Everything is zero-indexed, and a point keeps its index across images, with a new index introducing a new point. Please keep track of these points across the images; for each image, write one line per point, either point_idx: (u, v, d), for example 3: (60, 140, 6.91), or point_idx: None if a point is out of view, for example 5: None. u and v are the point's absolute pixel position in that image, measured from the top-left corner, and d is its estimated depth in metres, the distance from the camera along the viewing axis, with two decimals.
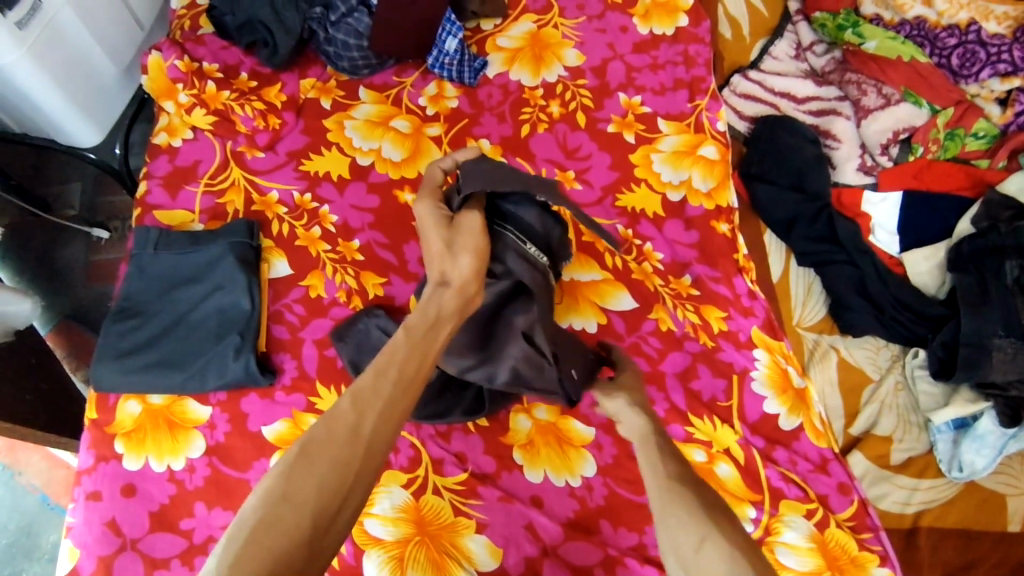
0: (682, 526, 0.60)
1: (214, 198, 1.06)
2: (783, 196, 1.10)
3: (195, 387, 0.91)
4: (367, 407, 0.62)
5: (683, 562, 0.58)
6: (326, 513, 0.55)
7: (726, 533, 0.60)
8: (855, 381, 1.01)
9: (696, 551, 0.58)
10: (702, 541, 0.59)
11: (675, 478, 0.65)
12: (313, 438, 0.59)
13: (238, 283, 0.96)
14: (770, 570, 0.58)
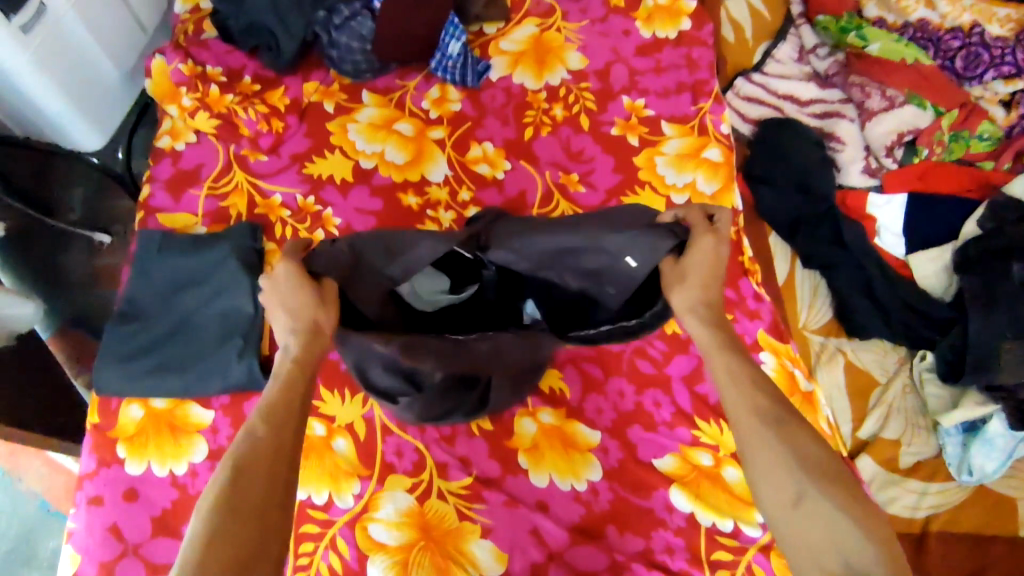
0: (778, 480, 0.61)
1: (217, 202, 1.05)
2: (788, 198, 1.10)
3: (199, 390, 0.90)
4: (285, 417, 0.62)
5: (784, 515, 0.60)
6: (269, 514, 0.57)
7: (828, 490, 0.59)
8: (862, 384, 1.00)
9: (795, 505, 0.60)
10: (800, 495, 0.60)
11: (763, 417, 0.64)
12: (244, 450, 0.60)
13: (240, 286, 0.95)
14: (875, 514, 0.59)
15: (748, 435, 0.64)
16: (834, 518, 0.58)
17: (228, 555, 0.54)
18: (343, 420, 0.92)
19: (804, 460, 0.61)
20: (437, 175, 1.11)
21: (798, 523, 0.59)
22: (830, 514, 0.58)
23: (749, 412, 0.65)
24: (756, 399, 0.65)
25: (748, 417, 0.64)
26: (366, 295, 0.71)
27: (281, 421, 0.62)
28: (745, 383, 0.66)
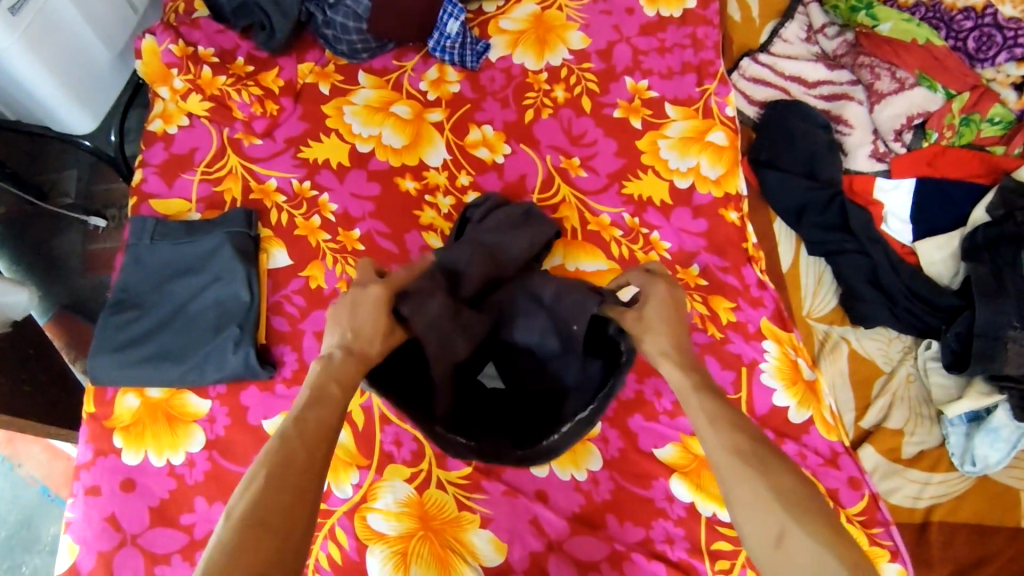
0: (759, 518, 0.60)
1: (211, 186, 1.03)
2: (794, 183, 1.07)
3: (195, 379, 0.89)
4: (317, 432, 0.63)
5: (766, 557, 0.59)
6: (297, 530, 0.58)
7: (809, 527, 0.59)
8: (865, 372, 0.99)
9: (777, 545, 0.58)
10: (781, 533, 0.59)
11: (737, 452, 0.64)
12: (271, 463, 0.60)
13: (236, 273, 0.94)
14: (858, 552, 0.57)
15: (729, 474, 0.63)
16: (817, 558, 0.57)
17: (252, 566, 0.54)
18: None
19: (787, 497, 0.61)
20: (435, 159, 1.09)
21: (781, 564, 0.58)
22: (815, 553, 0.57)
23: (728, 451, 0.64)
24: (733, 439, 0.65)
25: (727, 456, 0.64)
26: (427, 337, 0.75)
27: (314, 435, 0.63)
28: (723, 424, 0.66)
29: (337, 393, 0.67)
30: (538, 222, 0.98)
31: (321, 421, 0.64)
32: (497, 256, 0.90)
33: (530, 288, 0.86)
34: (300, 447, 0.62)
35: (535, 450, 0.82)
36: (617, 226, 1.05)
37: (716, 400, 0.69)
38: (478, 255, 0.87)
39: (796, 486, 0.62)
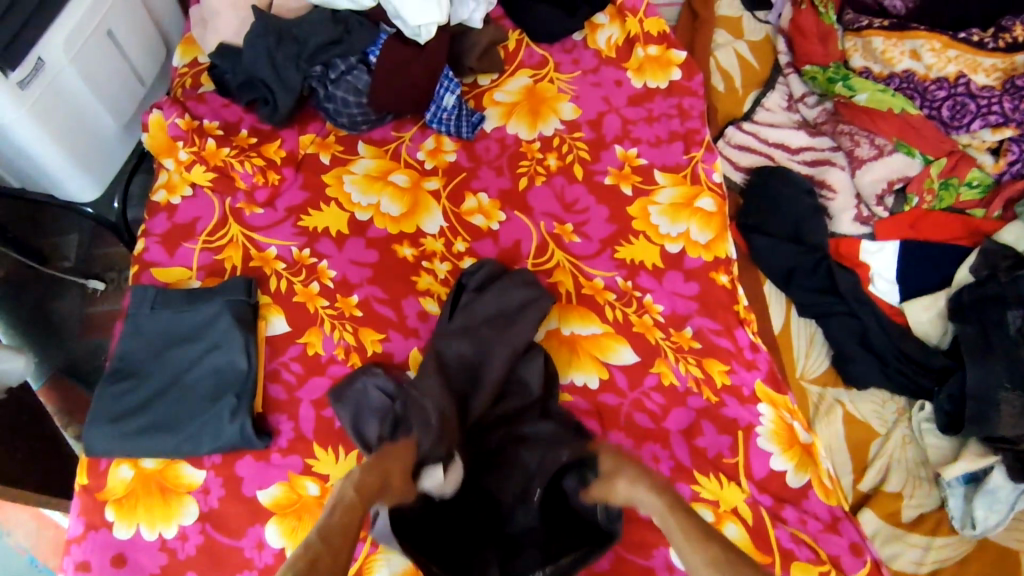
0: None
1: (212, 255, 1.05)
2: (783, 248, 1.10)
3: (190, 451, 0.89)
4: (341, 538, 0.70)
5: None
6: None
7: None
8: (861, 435, 0.99)
9: None
10: None
11: (711, 560, 0.74)
12: (302, 563, 0.66)
13: (234, 341, 0.94)
14: None
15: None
16: None
17: None
18: (336, 480, 0.91)
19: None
20: (432, 227, 1.11)
21: None
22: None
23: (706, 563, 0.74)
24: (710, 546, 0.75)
25: (704, 563, 0.74)
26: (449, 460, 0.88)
27: (340, 540, 0.70)
28: (698, 537, 0.76)
29: (351, 501, 0.74)
30: (531, 309, 1.00)
31: (345, 527, 0.71)
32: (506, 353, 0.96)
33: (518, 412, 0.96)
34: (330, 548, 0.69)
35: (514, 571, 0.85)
36: (610, 290, 1.07)
37: (687, 518, 0.78)
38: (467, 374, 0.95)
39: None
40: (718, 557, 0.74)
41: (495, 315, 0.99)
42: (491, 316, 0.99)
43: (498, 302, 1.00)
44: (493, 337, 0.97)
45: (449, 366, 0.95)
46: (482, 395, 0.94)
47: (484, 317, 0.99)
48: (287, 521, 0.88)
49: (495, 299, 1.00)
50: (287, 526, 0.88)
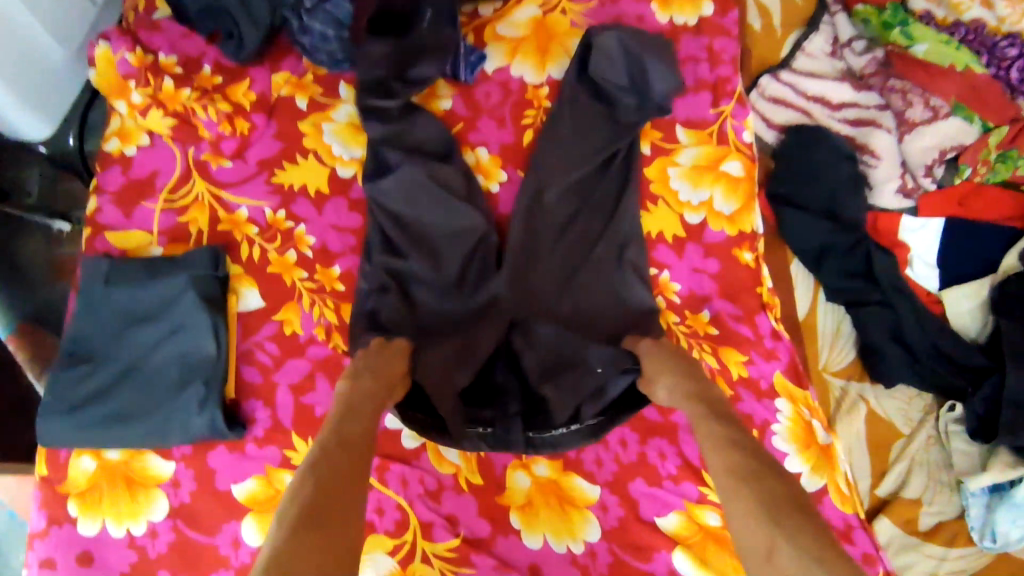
0: (748, 536, 0.60)
1: (175, 216, 0.94)
2: (813, 223, 0.99)
3: (156, 442, 0.82)
4: (368, 411, 0.72)
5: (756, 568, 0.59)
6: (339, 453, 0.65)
7: (794, 536, 0.57)
8: (883, 435, 0.92)
9: (766, 558, 0.58)
10: (770, 550, 0.58)
11: (731, 424, 0.70)
12: (343, 403, 0.72)
13: (201, 324, 0.85)
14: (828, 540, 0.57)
15: (727, 489, 0.65)
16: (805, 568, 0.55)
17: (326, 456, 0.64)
18: None
19: (815, 549, 0.56)
20: None
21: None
22: (803, 564, 0.55)
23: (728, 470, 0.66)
24: (727, 432, 0.69)
25: (726, 474, 0.66)
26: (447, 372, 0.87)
27: (365, 415, 0.71)
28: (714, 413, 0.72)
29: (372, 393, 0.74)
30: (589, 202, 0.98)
31: (361, 421, 0.70)
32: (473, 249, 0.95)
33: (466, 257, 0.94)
34: (337, 457, 0.64)
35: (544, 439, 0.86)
36: None
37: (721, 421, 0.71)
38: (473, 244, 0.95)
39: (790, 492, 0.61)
40: (752, 453, 0.66)
41: (545, 208, 0.97)
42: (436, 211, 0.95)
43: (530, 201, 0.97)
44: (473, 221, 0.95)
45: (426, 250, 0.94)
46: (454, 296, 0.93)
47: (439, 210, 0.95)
48: (265, 519, 0.82)
49: (551, 148, 0.99)
50: (265, 523, 0.82)
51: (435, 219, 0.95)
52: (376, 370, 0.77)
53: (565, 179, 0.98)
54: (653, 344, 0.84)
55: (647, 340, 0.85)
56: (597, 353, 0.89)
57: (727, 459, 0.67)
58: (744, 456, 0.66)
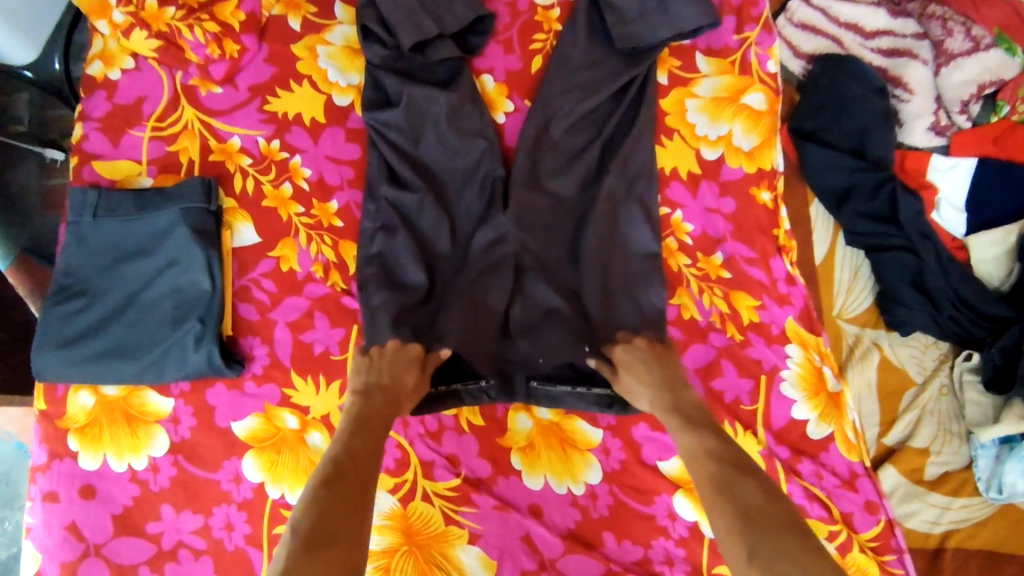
0: (727, 548, 0.62)
1: (164, 145, 0.90)
2: (838, 161, 0.93)
3: (154, 379, 0.80)
4: (377, 428, 0.72)
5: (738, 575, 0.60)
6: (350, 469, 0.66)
7: (777, 543, 0.60)
8: (895, 383, 0.89)
9: (748, 562, 0.59)
10: (751, 554, 0.60)
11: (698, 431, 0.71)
12: (354, 419, 0.72)
13: (194, 259, 0.82)
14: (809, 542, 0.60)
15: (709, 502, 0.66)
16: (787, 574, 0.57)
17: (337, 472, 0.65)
18: (317, 412, 0.84)
19: (794, 558, 0.58)
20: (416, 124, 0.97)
21: None
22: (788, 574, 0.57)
23: (704, 484, 0.67)
24: (709, 442, 0.70)
25: (706, 488, 0.67)
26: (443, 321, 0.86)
27: (375, 434, 0.71)
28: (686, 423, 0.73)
29: (382, 407, 0.74)
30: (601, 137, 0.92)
31: (369, 439, 0.71)
32: (487, 187, 0.91)
33: (474, 197, 0.91)
34: (346, 481, 0.65)
35: (543, 392, 0.85)
36: None
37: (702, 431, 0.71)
38: (476, 180, 0.91)
39: (772, 506, 0.63)
40: (735, 465, 0.67)
41: (554, 144, 0.92)
42: (445, 147, 0.91)
43: (536, 141, 0.91)
44: (483, 161, 0.91)
45: (432, 183, 0.91)
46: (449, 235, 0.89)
47: (445, 146, 0.91)
48: (265, 455, 0.82)
49: (561, 76, 0.93)
50: (266, 460, 0.82)
51: (441, 155, 0.91)
52: (383, 383, 0.76)
53: (575, 115, 0.92)
54: (637, 345, 0.81)
55: (631, 339, 0.82)
56: (590, 311, 0.87)
57: (708, 471, 0.68)
58: (725, 470, 0.67)
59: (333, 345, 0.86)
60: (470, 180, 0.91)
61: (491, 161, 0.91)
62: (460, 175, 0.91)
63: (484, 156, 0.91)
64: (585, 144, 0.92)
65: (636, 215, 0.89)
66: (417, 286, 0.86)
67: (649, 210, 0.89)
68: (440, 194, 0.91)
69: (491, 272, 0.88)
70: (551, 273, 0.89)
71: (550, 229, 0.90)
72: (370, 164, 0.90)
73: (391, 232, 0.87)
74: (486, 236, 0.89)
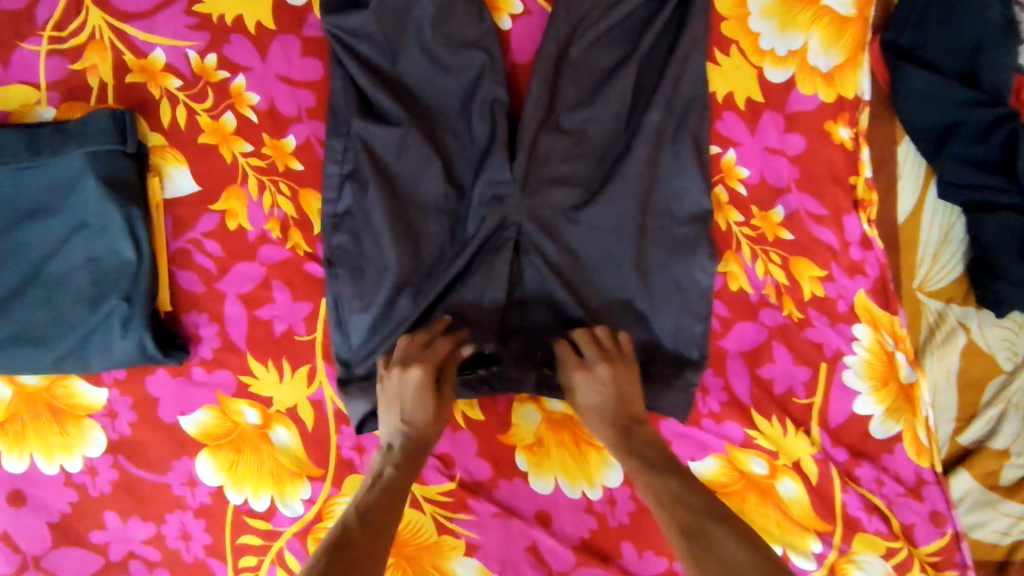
0: None
1: (66, 62, 0.70)
2: (933, 90, 0.74)
3: (76, 369, 0.65)
4: (403, 491, 0.56)
5: None
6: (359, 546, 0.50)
7: None
8: (978, 371, 0.74)
9: None
10: None
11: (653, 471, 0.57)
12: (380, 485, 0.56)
13: (112, 220, 0.65)
14: None
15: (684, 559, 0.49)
16: None
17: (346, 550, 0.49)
18: (282, 404, 0.69)
19: None
20: None
21: None
22: None
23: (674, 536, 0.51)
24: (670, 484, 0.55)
25: (673, 533, 0.51)
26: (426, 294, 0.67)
27: (399, 497, 0.56)
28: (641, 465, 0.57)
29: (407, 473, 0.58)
30: (639, 51, 0.70)
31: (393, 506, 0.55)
32: (491, 112, 0.69)
33: (477, 125, 0.69)
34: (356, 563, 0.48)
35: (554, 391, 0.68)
36: None
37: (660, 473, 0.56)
38: (475, 106, 0.69)
39: (756, 560, 0.47)
40: (700, 509, 0.52)
41: (576, 62, 0.70)
42: (434, 60, 0.69)
43: (557, 53, 0.70)
44: (482, 80, 0.69)
45: (416, 110, 0.70)
46: (438, 180, 0.69)
47: (432, 59, 0.69)
48: (222, 455, 0.68)
49: None
50: (223, 461, 0.68)
51: (429, 69, 0.69)
52: (413, 429, 0.60)
53: (605, 22, 0.70)
54: (599, 375, 0.61)
55: (591, 364, 0.62)
56: (612, 283, 0.69)
57: (674, 515, 0.52)
58: (690, 514, 0.52)
59: (297, 323, 0.69)
60: (468, 107, 0.70)
61: (493, 79, 0.69)
62: (455, 97, 0.70)
63: (484, 73, 0.69)
64: (619, 60, 0.71)
65: (680, 161, 0.70)
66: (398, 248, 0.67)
67: (700, 154, 0.70)
68: (428, 124, 0.70)
69: (492, 231, 0.68)
70: (574, 231, 0.69)
71: (572, 173, 0.69)
72: (333, 91, 0.69)
73: (361, 181, 0.68)
74: (489, 183, 0.68)
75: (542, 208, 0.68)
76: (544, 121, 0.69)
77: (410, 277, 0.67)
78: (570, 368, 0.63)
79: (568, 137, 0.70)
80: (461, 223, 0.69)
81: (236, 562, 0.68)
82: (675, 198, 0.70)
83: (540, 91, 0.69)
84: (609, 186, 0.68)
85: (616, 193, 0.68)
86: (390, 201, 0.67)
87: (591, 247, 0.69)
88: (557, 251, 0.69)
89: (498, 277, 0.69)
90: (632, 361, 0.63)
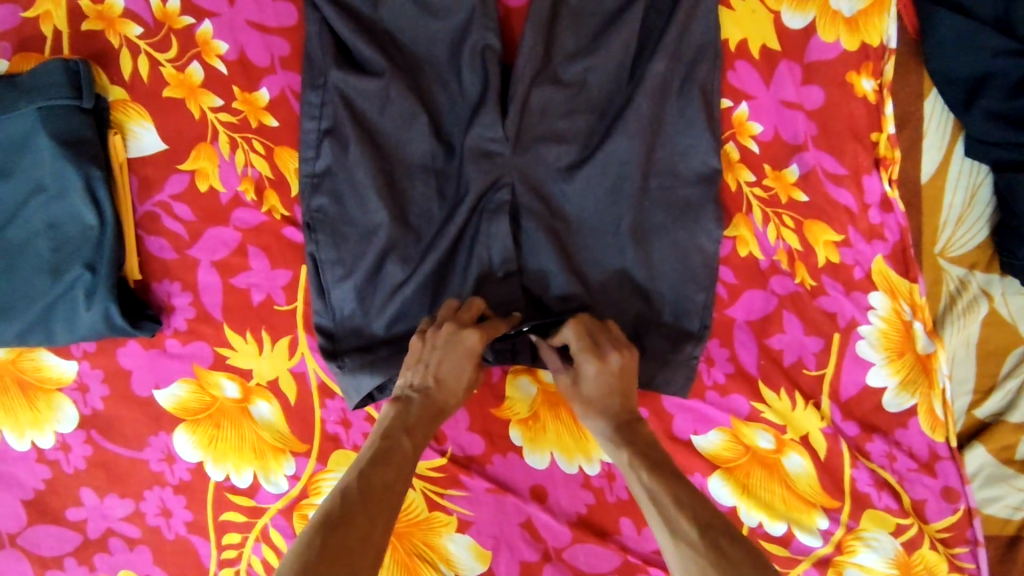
0: None
1: (17, 10, 0.64)
2: (962, 38, 0.68)
3: (39, 342, 0.61)
4: (405, 455, 0.52)
5: None
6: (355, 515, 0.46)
7: None
8: (1000, 342, 0.70)
9: None
10: None
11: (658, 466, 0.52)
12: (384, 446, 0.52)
13: (71, 180, 0.60)
14: None
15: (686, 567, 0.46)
16: None
17: (341, 520, 0.45)
18: (262, 377, 0.65)
19: None
20: None
21: None
22: None
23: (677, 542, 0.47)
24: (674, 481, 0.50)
25: (678, 550, 0.47)
26: (413, 259, 0.63)
27: (399, 461, 0.51)
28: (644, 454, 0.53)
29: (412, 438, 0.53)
30: None
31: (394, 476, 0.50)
32: (481, 61, 0.63)
33: (467, 77, 0.64)
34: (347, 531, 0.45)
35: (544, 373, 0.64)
36: None
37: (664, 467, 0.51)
38: (463, 55, 0.64)
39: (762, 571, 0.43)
40: (711, 525, 0.47)
41: (575, 7, 0.64)
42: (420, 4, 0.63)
43: None
44: (472, 26, 0.63)
45: (399, 59, 0.64)
46: (425, 137, 0.63)
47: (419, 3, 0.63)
48: (201, 430, 0.64)
49: None
50: (201, 436, 0.64)
51: (412, 14, 0.63)
52: (435, 384, 0.56)
53: None
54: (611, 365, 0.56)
55: (604, 353, 0.56)
56: (612, 249, 0.64)
57: (680, 523, 0.47)
58: (700, 530, 0.46)
59: (276, 292, 0.65)
60: (455, 56, 0.64)
61: (483, 24, 0.63)
62: (441, 45, 0.64)
63: (473, 18, 0.63)
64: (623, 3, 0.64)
65: (687, 115, 0.65)
66: (379, 210, 0.62)
67: (710, 108, 0.65)
68: (414, 75, 0.64)
69: (482, 192, 0.63)
70: (571, 193, 0.64)
71: (569, 127, 0.64)
72: (308, 39, 0.64)
73: (341, 139, 0.63)
74: (480, 141, 0.63)
75: (535, 168, 0.64)
76: (539, 72, 0.64)
77: (396, 240, 0.62)
78: (583, 355, 0.56)
79: (565, 89, 0.64)
80: (450, 184, 0.64)
81: (219, 540, 0.64)
82: (681, 156, 0.65)
83: (535, 38, 0.63)
84: (608, 142, 0.63)
85: (615, 148, 0.63)
86: (373, 159, 0.62)
87: (589, 209, 0.64)
88: (552, 213, 0.64)
89: (500, 244, 0.63)
90: (630, 344, 0.58)
